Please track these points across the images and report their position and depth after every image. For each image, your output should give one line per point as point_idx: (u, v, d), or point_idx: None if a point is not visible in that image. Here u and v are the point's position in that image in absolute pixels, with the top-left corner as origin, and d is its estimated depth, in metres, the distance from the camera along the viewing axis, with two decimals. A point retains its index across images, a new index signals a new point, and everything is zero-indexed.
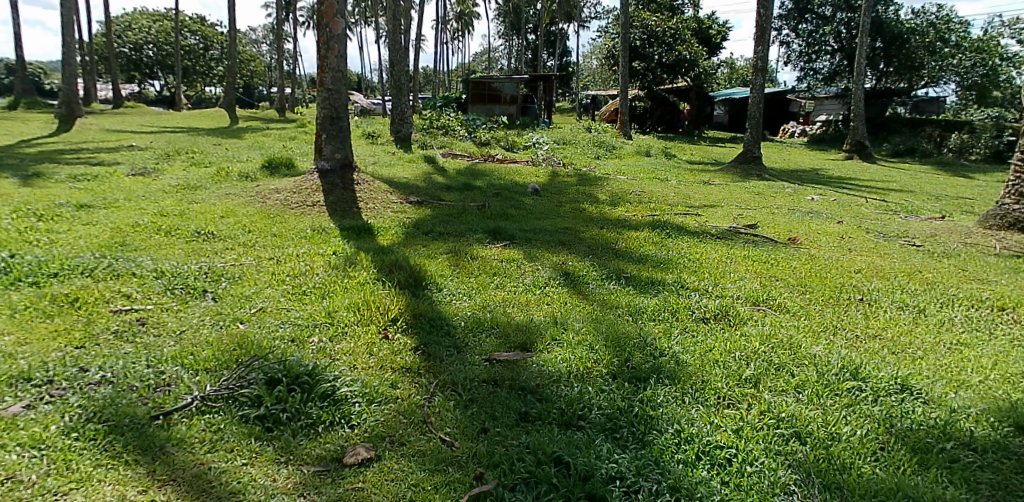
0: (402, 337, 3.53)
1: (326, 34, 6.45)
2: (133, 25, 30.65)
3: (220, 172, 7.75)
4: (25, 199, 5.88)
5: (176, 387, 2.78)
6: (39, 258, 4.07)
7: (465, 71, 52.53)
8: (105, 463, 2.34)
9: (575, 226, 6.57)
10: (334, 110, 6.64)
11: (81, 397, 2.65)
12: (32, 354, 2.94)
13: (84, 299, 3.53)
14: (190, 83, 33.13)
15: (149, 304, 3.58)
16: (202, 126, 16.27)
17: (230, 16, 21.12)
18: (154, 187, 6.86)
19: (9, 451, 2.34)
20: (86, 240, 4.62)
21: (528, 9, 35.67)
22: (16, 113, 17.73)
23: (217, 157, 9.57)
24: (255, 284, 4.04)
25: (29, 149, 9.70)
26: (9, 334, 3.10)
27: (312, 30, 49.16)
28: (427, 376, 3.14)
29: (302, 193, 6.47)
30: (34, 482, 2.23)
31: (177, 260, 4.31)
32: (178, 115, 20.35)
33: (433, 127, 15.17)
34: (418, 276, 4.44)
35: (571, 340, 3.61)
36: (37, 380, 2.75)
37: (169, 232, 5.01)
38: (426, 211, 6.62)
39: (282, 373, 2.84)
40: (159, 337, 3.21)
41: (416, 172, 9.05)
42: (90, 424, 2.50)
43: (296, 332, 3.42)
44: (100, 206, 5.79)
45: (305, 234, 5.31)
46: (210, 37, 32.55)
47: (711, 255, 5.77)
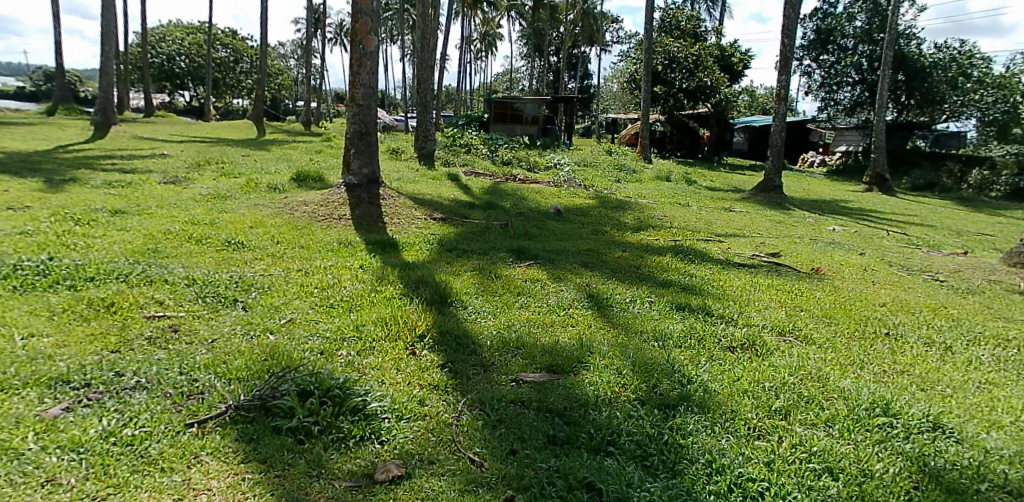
0: (429, 354, 3.51)
1: (359, 51, 6.57)
2: (167, 37, 31.39)
3: (249, 183, 7.84)
4: (62, 203, 6.00)
5: (210, 395, 2.79)
6: (76, 262, 4.12)
7: (486, 92, 53.11)
8: (142, 469, 2.33)
9: (597, 248, 6.56)
10: (363, 125, 6.68)
11: (118, 402, 2.67)
12: (70, 356, 2.97)
13: (119, 304, 3.55)
14: (219, 96, 33.74)
15: (182, 311, 3.61)
16: (231, 137, 16.53)
17: (262, 32, 21.49)
18: (185, 195, 6.93)
19: (50, 454, 2.34)
20: (120, 245, 4.67)
21: (552, 31, 36.12)
22: (51, 119, 18.08)
23: (246, 168, 9.66)
24: (285, 296, 4.05)
25: (64, 155, 9.89)
26: (48, 336, 3.13)
27: (338, 47, 50.07)
28: (455, 394, 3.12)
29: (329, 207, 6.52)
30: (74, 486, 2.22)
31: (208, 268, 4.34)
32: (206, 126, 20.66)
33: (455, 145, 15.34)
34: (444, 293, 4.44)
35: (597, 363, 3.58)
36: (75, 383, 2.76)
37: (199, 240, 5.05)
38: (449, 228, 6.63)
39: (313, 385, 2.82)
40: (191, 345, 3.22)
41: (440, 189, 9.08)
42: (127, 430, 2.50)
43: (324, 345, 3.42)
44: (133, 212, 5.85)
45: (332, 247, 5.34)
46: (241, 50, 33.22)
47: (734, 282, 5.72)
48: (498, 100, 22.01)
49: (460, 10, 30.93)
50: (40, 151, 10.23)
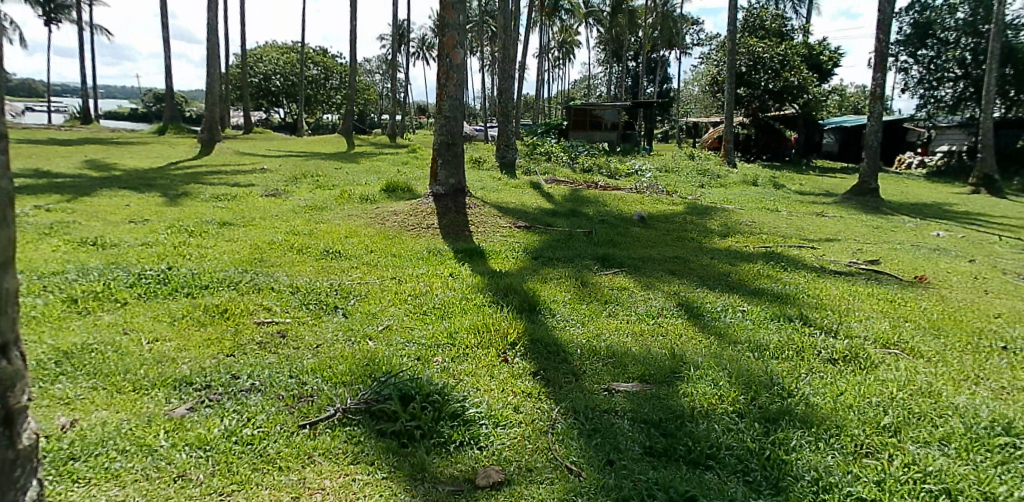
0: (521, 361, 3.55)
1: (446, 64, 6.76)
2: (263, 58, 33.22)
3: (343, 194, 8.17)
4: (177, 216, 6.45)
5: (319, 398, 2.93)
6: (192, 271, 4.42)
7: (564, 99, 53.15)
8: (262, 467, 2.47)
9: (684, 255, 6.42)
10: (450, 136, 6.85)
11: (236, 403, 2.84)
12: (191, 360, 3.18)
13: (231, 311, 3.78)
14: (310, 111, 35.35)
15: (287, 317, 3.80)
16: (322, 151, 17.27)
17: (350, 49, 22.40)
18: (284, 207, 7.31)
19: (180, 450, 2.52)
20: (229, 255, 4.98)
21: (630, 36, 35.79)
22: (163, 138, 19.48)
23: (339, 180, 10.07)
24: (380, 303, 4.20)
25: (176, 171, 10.64)
26: (171, 340, 3.37)
27: (420, 60, 51.47)
28: (549, 402, 3.14)
29: (417, 216, 6.70)
30: (202, 481, 2.37)
31: (309, 276, 4.56)
32: (299, 141, 21.71)
33: (535, 154, 15.44)
34: (532, 301, 4.47)
35: (692, 374, 3.50)
36: (198, 384, 2.97)
37: (300, 250, 5.30)
38: (534, 236, 6.67)
39: (414, 390, 2.91)
40: (298, 349, 3.39)
41: (522, 198, 9.15)
42: (246, 430, 2.66)
43: (420, 351, 3.52)
44: (239, 224, 6.22)
45: (422, 255, 5.49)
46: (330, 67, 34.74)
47: (831, 291, 5.47)
48: (577, 107, 21.99)
49: (538, 20, 31.16)
50: (155, 168, 11.05)
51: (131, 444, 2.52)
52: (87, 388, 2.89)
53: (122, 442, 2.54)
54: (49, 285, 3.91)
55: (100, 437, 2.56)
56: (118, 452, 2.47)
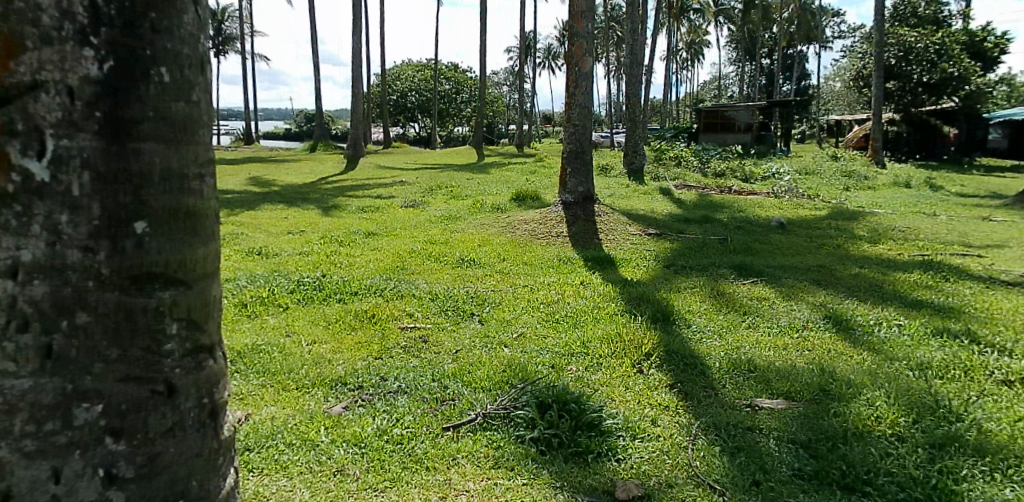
0: (657, 373, 3.49)
1: (575, 74, 6.88)
2: (400, 76, 35.18)
3: (476, 204, 8.46)
4: (328, 227, 6.99)
5: (460, 402, 3.05)
6: (342, 278, 4.76)
7: (694, 102, 51.67)
8: (411, 466, 2.61)
9: (829, 264, 6.01)
10: (579, 144, 6.90)
11: (385, 403, 3.03)
12: (345, 361, 3.43)
13: (378, 316, 4.03)
14: (443, 124, 36.86)
15: (428, 323, 3.99)
16: (455, 162, 17.97)
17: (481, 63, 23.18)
18: (422, 218, 7.67)
19: (338, 446, 2.71)
20: (374, 263, 5.32)
21: (764, 33, 34.21)
22: (313, 154, 21.15)
23: (472, 190, 10.43)
24: (514, 310, 4.30)
25: (326, 185, 11.53)
26: (326, 342, 3.65)
27: (548, 69, 52.19)
28: (687, 416, 3.06)
29: (547, 224, 6.80)
30: (359, 476, 2.53)
31: (446, 284, 4.76)
32: (434, 153, 22.73)
33: (665, 159, 15.16)
34: (666, 310, 4.38)
35: (843, 393, 3.28)
36: (351, 385, 3.19)
37: (437, 258, 5.55)
38: (665, 244, 6.53)
39: (551, 398, 2.97)
40: (439, 354, 3.55)
41: (652, 204, 9.00)
42: (396, 430, 2.82)
43: (554, 360, 3.56)
44: (382, 234, 6.61)
45: (552, 263, 5.56)
46: (461, 81, 36.11)
47: (1005, 304, 4.90)
48: (707, 109, 21.30)
49: (666, 22, 30.61)
50: (308, 182, 12.05)
51: (297, 438, 2.75)
52: (258, 386, 3.19)
53: (290, 436, 2.79)
54: (225, 289, 4.37)
55: (271, 430, 2.82)
56: (287, 445, 2.71)
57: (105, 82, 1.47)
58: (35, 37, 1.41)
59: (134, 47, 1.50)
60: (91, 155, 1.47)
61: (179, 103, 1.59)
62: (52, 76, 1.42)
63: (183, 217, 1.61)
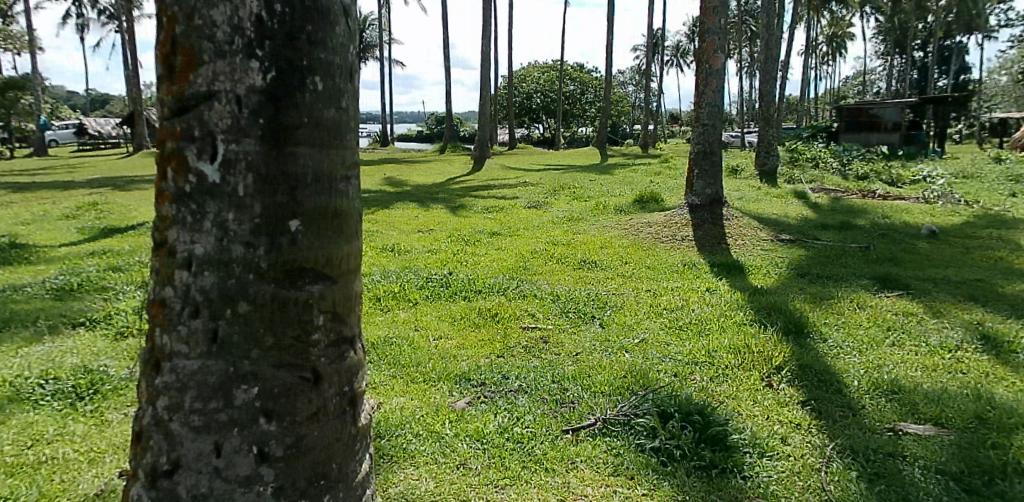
0: (788, 388, 3.31)
1: (704, 71, 6.72)
2: (526, 78, 35.85)
3: (598, 206, 8.44)
4: (453, 227, 7.25)
5: (579, 405, 3.08)
6: (468, 276, 4.96)
7: (834, 100, 48.49)
8: (530, 466, 2.64)
9: (989, 278, 5.41)
10: (707, 145, 6.72)
11: (505, 401, 3.11)
12: (468, 358, 3.58)
13: (500, 315, 4.17)
14: (566, 125, 37.06)
15: (548, 324, 4.06)
16: (579, 164, 18.03)
17: (606, 64, 23.12)
18: (545, 219, 7.73)
19: (461, 441, 2.80)
20: (498, 262, 5.48)
21: (917, 24, 31.51)
22: (442, 156, 22.02)
23: (594, 191, 10.40)
24: (635, 315, 4.25)
25: (454, 185, 12.00)
26: (450, 339, 3.83)
27: (676, 68, 51.09)
28: (821, 437, 2.88)
29: (672, 227, 6.64)
30: (480, 472, 2.59)
31: (568, 285, 4.82)
32: (558, 155, 22.93)
33: (800, 162, 14.40)
34: (799, 323, 4.12)
35: (1005, 424, 2.93)
36: (473, 381, 3.32)
37: (559, 259, 5.60)
38: (798, 251, 6.15)
39: (674, 409, 2.91)
40: (559, 356, 3.61)
41: (785, 208, 8.53)
42: (516, 428, 2.88)
43: (678, 368, 3.47)
44: (507, 233, 6.78)
45: (677, 268, 5.44)
46: (586, 82, 36.23)
47: None
48: (849, 108, 19.87)
49: (804, 16, 29.00)
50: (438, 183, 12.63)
51: (423, 428, 2.88)
52: (388, 376, 3.38)
53: (418, 427, 2.92)
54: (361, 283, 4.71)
55: (399, 420, 2.96)
56: (414, 436, 2.84)
57: (268, 90, 1.80)
58: (211, 53, 1.79)
59: (295, 56, 1.81)
60: (255, 158, 1.82)
61: (329, 107, 1.90)
62: (225, 86, 1.79)
63: (330, 214, 1.93)
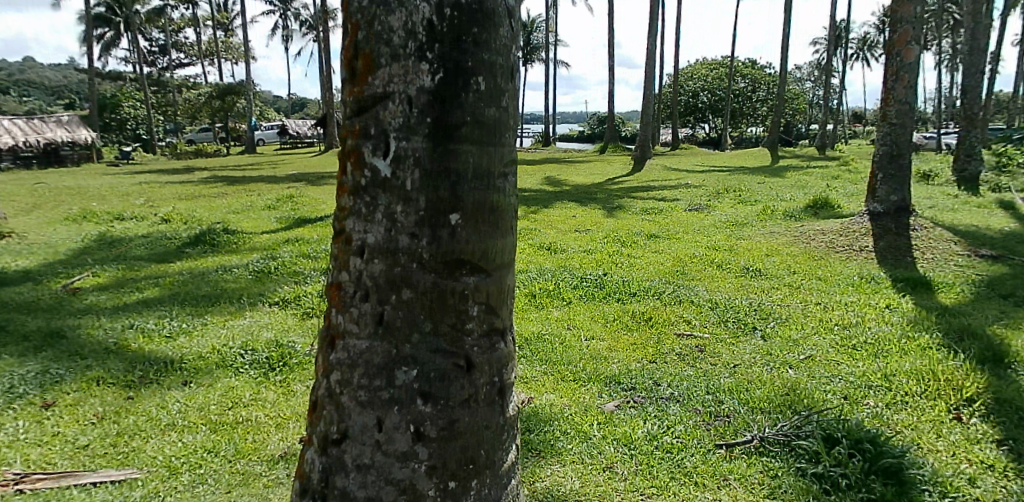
0: (978, 423, 3.39)
1: (896, 64, 6.36)
2: (693, 76, 35.22)
3: (765, 209, 8.40)
4: (612, 226, 7.98)
5: (734, 420, 3.56)
6: (624, 276, 5.91)
7: None
8: (680, 478, 3.12)
9: None
10: (894, 145, 6.33)
11: (659, 408, 3.72)
12: (620, 360, 4.32)
13: (655, 319, 4.88)
14: (735, 124, 35.54)
15: (705, 332, 4.65)
16: (746, 165, 17.28)
17: (781, 61, 21.94)
18: (706, 222, 8.14)
19: (612, 443, 3.41)
20: (654, 265, 6.30)
21: None
22: (604, 157, 22.16)
23: (761, 195, 10.13)
24: (802, 329, 4.61)
25: (614, 189, 12.15)
26: (605, 339, 4.64)
27: (863, 60, 47.00)
28: (1015, 482, 2.95)
29: (848, 238, 6.42)
30: (625, 478, 3.13)
31: (726, 292, 5.37)
32: (724, 156, 22.16)
33: (1010, 166, 12.71)
34: (1000, 353, 3.98)
35: None
36: (625, 383, 4.04)
37: (718, 264, 6.13)
38: (1001, 267, 5.49)
39: (843, 434, 3.21)
40: (716, 366, 4.18)
41: (987, 219, 7.55)
42: (666, 437, 3.43)
43: (849, 390, 3.76)
44: (663, 234, 7.55)
45: (853, 281, 5.48)
46: (758, 79, 34.60)
47: None
48: None
49: None
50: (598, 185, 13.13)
51: (572, 428, 3.55)
52: (540, 372, 4.24)
53: (567, 425, 3.60)
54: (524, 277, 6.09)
55: (550, 416, 3.69)
56: (562, 432, 3.51)
57: (435, 90, 2.04)
58: (387, 57, 2.06)
59: (461, 58, 2.04)
60: (422, 154, 2.07)
61: (490, 107, 2.12)
62: (397, 88, 2.05)
63: (487, 210, 2.15)
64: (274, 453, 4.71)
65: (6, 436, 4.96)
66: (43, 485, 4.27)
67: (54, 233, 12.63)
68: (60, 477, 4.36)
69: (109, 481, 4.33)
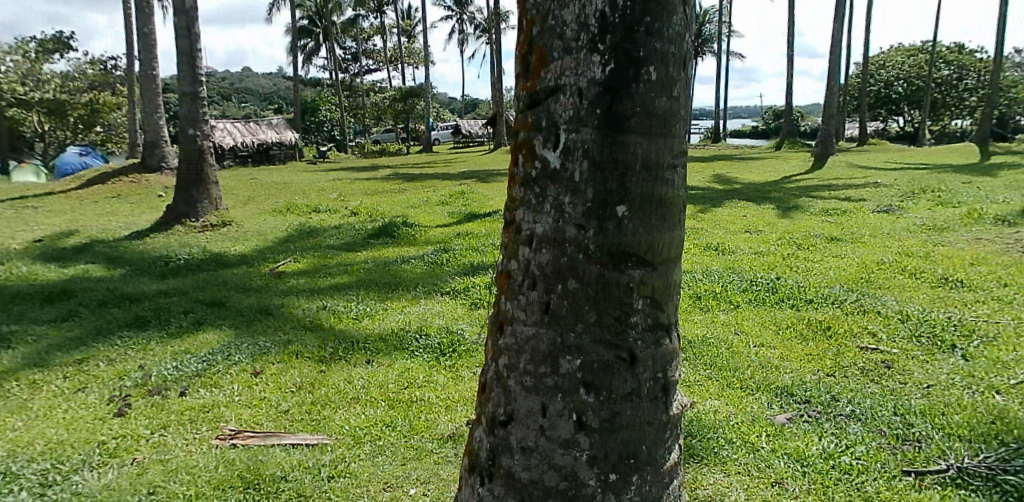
0: None
1: None
2: (887, 64, 32.31)
3: (972, 212, 8.45)
4: (785, 242, 8.07)
5: (927, 447, 3.58)
6: (800, 283, 6.32)
7: None
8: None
9: None
10: None
11: (838, 427, 3.84)
12: (793, 370, 4.60)
13: (835, 330, 5.18)
14: (938, 117, 31.87)
15: (892, 347, 4.82)
16: (948, 162, 15.52)
17: (997, 44, 19.37)
18: (900, 225, 8.43)
19: (784, 459, 3.56)
20: (836, 271, 6.67)
21: None
22: (780, 155, 20.99)
23: (965, 202, 9.33)
24: (1013, 350, 4.58)
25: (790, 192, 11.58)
26: (778, 348, 4.97)
27: None
28: None
29: None
30: (798, 495, 3.26)
31: (920, 303, 5.57)
32: (922, 152, 20.06)
33: None
34: None
35: None
36: (798, 396, 4.24)
37: (913, 273, 6.35)
38: None
39: None
40: (906, 385, 4.26)
41: None
42: (846, 458, 3.53)
43: None
44: (849, 240, 7.92)
45: None
46: (968, 65, 30.77)
47: None
48: None
49: None
50: (773, 186, 12.70)
51: (740, 438, 3.77)
52: (705, 376, 4.61)
53: (733, 434, 3.84)
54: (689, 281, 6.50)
55: (714, 424, 3.95)
56: (727, 441, 3.75)
57: (606, 82, 2.08)
58: (560, 51, 2.13)
59: (632, 48, 2.06)
60: (591, 145, 2.11)
61: (660, 97, 2.13)
62: (569, 81, 2.11)
63: (654, 202, 2.16)
64: (444, 433, 5.04)
65: (225, 397, 5.75)
66: (252, 442, 4.92)
67: (264, 222, 14.40)
68: (264, 437, 5.00)
69: (304, 444, 4.89)
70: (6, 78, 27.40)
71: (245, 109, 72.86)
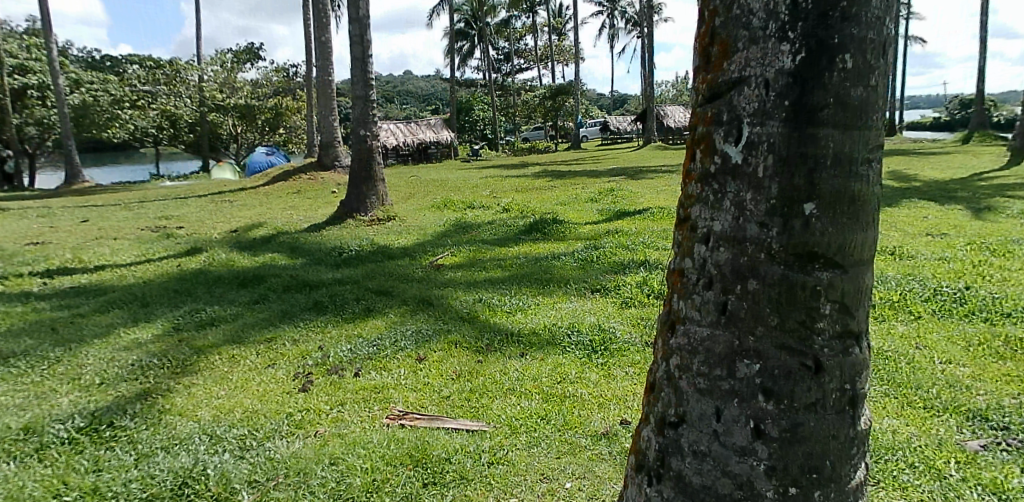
0: None
1: None
2: None
3: None
4: (975, 247, 7.28)
5: None
6: (993, 295, 5.73)
7: None
8: None
9: None
10: None
11: None
12: (987, 393, 4.21)
13: None
14: None
15: None
16: None
17: None
18: None
19: (976, 490, 3.28)
20: None
21: None
22: (968, 150, 18.87)
23: None
24: None
25: (981, 192, 10.41)
26: (968, 367, 4.57)
27: None
28: None
29: None
30: None
31: None
32: None
33: None
34: None
35: None
36: (994, 422, 3.88)
37: None
38: None
39: None
40: None
41: None
42: None
43: None
44: None
45: None
46: None
47: None
48: None
49: None
50: (960, 185, 11.47)
51: (923, 463, 3.51)
52: (882, 393, 4.32)
53: (915, 458, 3.59)
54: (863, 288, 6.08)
55: (894, 446, 3.70)
56: (908, 465, 3.51)
57: (796, 72, 1.95)
58: (745, 41, 2.04)
59: (826, 35, 1.92)
60: (777, 139, 2.00)
61: (857, 86, 1.97)
62: (754, 72, 2.01)
63: (847, 199, 2.01)
64: (598, 430, 5.04)
65: (393, 379, 6.16)
66: (419, 424, 5.24)
67: (423, 218, 15.23)
68: (430, 420, 5.31)
69: (465, 430, 5.14)
70: (210, 87, 31.50)
71: (405, 110, 77.57)
